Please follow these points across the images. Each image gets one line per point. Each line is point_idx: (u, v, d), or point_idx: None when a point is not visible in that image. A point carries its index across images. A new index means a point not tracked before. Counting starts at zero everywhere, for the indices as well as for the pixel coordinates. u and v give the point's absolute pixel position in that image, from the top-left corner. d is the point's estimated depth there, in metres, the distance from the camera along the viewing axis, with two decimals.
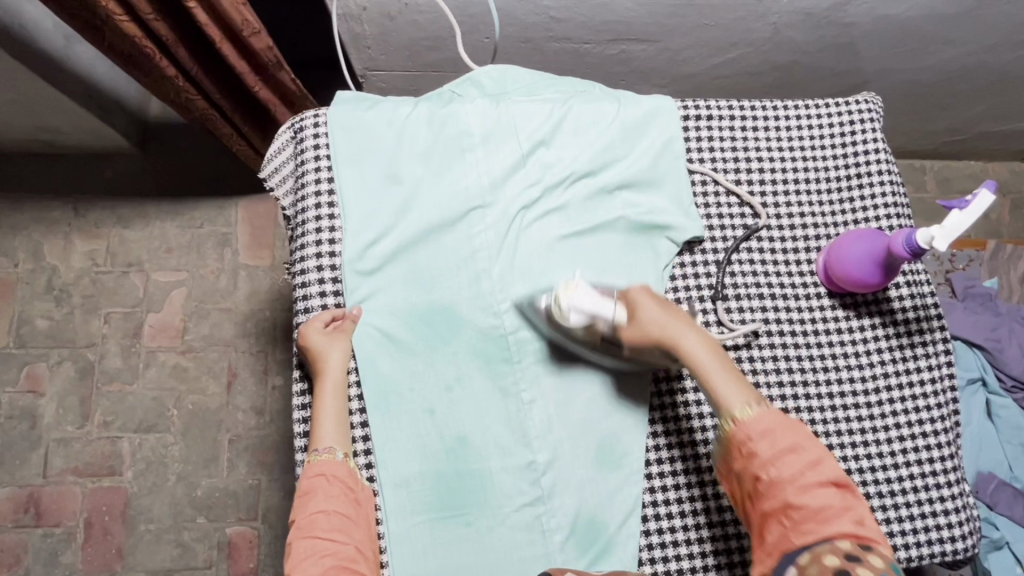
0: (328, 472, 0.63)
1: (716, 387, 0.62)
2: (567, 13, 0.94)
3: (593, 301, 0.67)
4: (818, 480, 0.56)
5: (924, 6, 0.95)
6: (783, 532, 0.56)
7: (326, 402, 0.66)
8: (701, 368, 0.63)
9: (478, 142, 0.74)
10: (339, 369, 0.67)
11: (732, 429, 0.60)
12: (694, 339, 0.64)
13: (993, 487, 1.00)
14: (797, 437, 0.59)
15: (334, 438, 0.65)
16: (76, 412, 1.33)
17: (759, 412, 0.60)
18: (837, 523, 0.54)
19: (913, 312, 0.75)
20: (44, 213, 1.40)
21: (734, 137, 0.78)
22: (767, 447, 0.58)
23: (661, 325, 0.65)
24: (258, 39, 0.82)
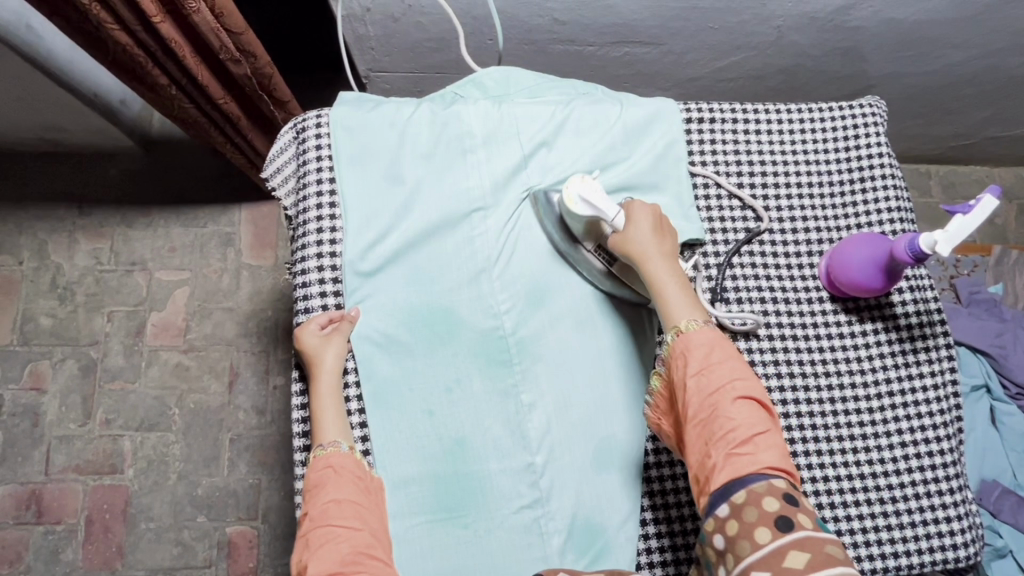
0: (335, 463, 0.61)
1: (667, 300, 0.63)
2: (571, 16, 0.94)
3: (602, 197, 0.67)
4: (750, 403, 0.57)
5: (931, 10, 0.94)
6: (713, 460, 0.56)
7: (325, 398, 0.65)
8: (659, 284, 0.64)
9: (479, 144, 0.74)
10: (336, 367, 0.66)
11: (675, 343, 0.61)
12: (658, 262, 0.65)
13: (997, 495, 0.99)
14: (727, 359, 0.59)
15: (336, 431, 0.64)
16: (78, 410, 1.33)
17: (702, 332, 0.61)
18: (768, 455, 0.55)
19: (916, 317, 0.74)
20: (49, 212, 1.40)
21: (737, 140, 0.78)
22: (704, 366, 0.59)
23: (642, 240, 0.65)
24: (235, 64, 0.82)
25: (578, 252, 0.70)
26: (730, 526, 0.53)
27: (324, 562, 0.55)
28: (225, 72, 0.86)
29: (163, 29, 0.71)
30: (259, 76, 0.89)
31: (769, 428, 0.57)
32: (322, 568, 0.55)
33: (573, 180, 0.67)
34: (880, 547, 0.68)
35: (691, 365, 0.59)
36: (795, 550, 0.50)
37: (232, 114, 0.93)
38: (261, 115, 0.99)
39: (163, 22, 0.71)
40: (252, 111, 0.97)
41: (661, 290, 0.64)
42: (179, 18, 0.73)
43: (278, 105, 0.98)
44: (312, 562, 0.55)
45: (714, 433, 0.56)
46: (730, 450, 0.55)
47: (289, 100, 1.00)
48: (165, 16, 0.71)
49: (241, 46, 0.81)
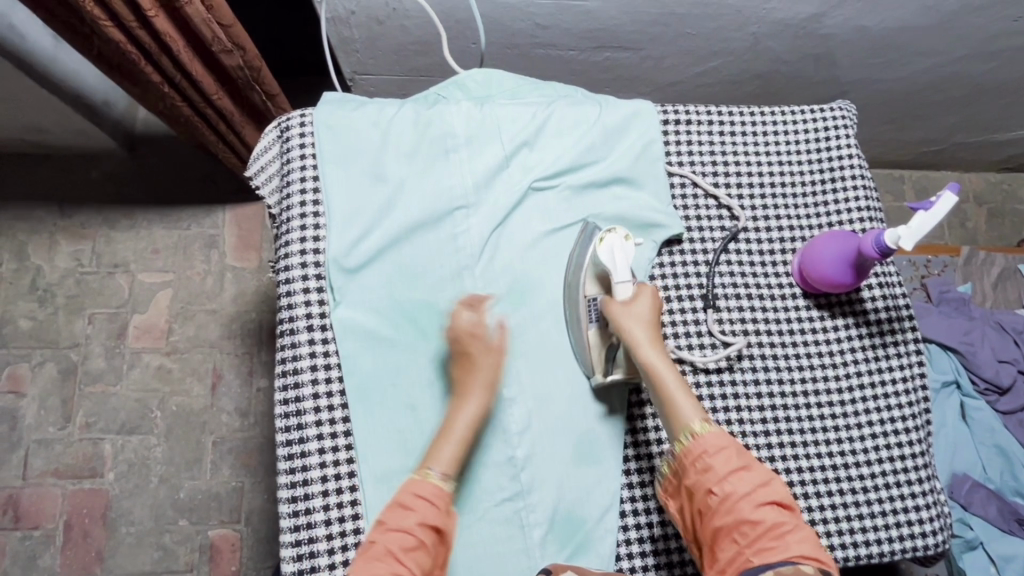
0: (425, 492, 0.60)
1: (675, 400, 0.62)
2: (552, 21, 0.96)
3: (627, 259, 0.69)
4: (771, 501, 0.58)
5: (899, 18, 0.98)
6: (744, 555, 0.56)
7: (457, 420, 0.64)
8: (660, 377, 0.63)
9: (461, 143, 0.75)
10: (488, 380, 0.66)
11: (689, 445, 0.61)
12: (653, 356, 0.64)
13: (967, 488, 1.01)
14: (746, 458, 0.60)
15: (451, 463, 0.62)
16: (57, 413, 1.31)
17: (712, 433, 0.61)
18: (798, 545, 0.56)
19: (885, 313, 0.77)
20: (29, 213, 1.39)
21: (713, 142, 0.80)
22: (726, 470, 0.59)
23: (641, 323, 0.66)
24: (228, 56, 0.83)
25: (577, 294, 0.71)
26: None
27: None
28: (218, 66, 0.86)
29: (157, 21, 0.72)
30: (251, 69, 0.90)
31: (795, 524, 0.57)
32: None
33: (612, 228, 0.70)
34: (852, 535, 0.70)
35: (713, 468, 0.59)
36: None
37: (225, 109, 0.94)
38: (255, 109, 1.01)
39: (157, 16, 0.71)
40: (245, 105, 0.98)
41: (664, 384, 0.63)
42: (171, 12, 0.74)
43: (271, 98, 0.99)
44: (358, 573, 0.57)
45: (742, 534, 0.57)
46: (759, 548, 0.56)
47: (278, 92, 1.01)
48: (159, 10, 0.71)
49: (233, 38, 0.81)
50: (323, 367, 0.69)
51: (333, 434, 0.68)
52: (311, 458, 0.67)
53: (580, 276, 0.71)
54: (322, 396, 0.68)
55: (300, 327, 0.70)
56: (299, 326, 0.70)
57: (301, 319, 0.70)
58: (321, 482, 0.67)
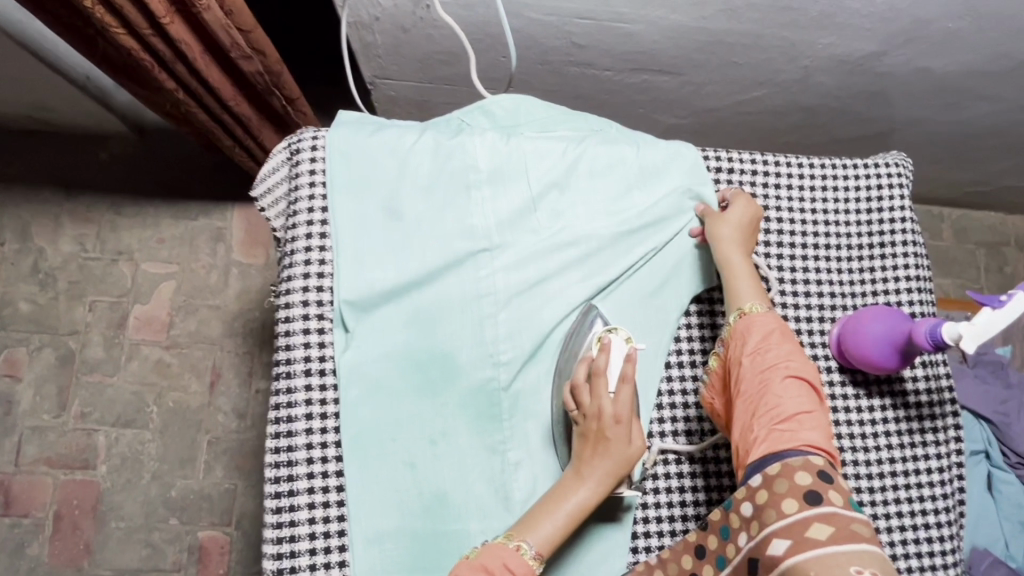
0: (513, 566, 0.54)
1: (737, 283, 0.65)
2: (589, 40, 0.89)
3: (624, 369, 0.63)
4: (799, 389, 0.58)
5: (967, 63, 0.90)
6: (757, 433, 0.58)
7: (571, 496, 0.58)
8: (731, 267, 0.66)
9: (483, 179, 0.70)
10: (605, 477, 0.59)
11: (735, 324, 0.63)
12: (732, 249, 0.66)
13: (987, 564, 0.95)
14: (786, 345, 0.61)
15: (545, 546, 0.56)
16: (53, 400, 1.29)
17: (763, 318, 0.63)
18: (809, 434, 0.56)
19: (926, 395, 0.72)
20: (34, 192, 1.35)
21: (755, 194, 0.75)
22: (759, 349, 0.61)
23: (732, 221, 0.68)
24: (248, 63, 0.78)
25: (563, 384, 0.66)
26: (760, 495, 0.55)
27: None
28: (238, 73, 0.81)
29: (172, 29, 0.67)
30: (271, 74, 0.85)
31: (815, 411, 0.58)
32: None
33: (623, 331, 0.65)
34: None
35: (747, 345, 0.61)
36: (818, 524, 0.51)
37: (243, 114, 0.89)
38: (275, 115, 0.95)
39: (173, 23, 0.66)
40: (265, 110, 0.93)
41: (730, 269, 0.66)
42: (188, 18, 0.69)
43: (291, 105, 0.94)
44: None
45: (760, 411, 0.58)
46: (773, 425, 0.57)
47: (298, 96, 0.96)
48: (174, 17, 0.66)
49: (253, 44, 0.76)
50: (319, 417, 0.65)
51: (325, 488, 0.64)
52: (300, 512, 0.63)
53: (571, 363, 0.66)
54: (316, 446, 0.64)
55: (298, 370, 0.65)
56: (296, 369, 0.65)
57: (299, 362, 0.66)
58: (309, 539, 0.63)
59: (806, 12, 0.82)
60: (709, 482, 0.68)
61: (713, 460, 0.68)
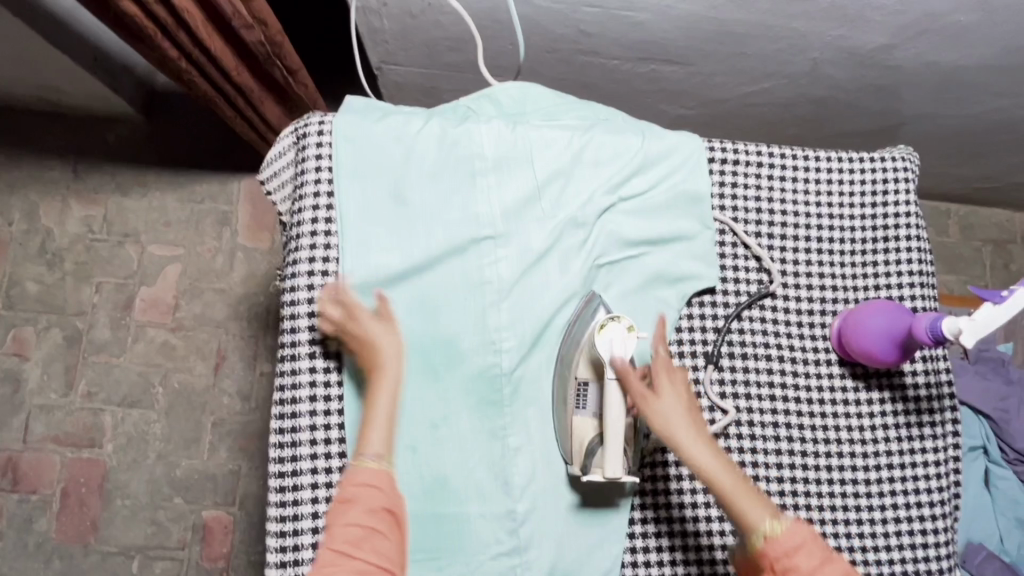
0: (368, 481, 0.57)
1: (736, 504, 0.58)
2: (598, 29, 0.89)
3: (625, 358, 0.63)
4: None
5: (979, 57, 0.89)
6: None
7: (377, 401, 0.61)
8: (709, 476, 0.59)
9: (489, 167, 0.70)
10: (393, 367, 0.62)
11: (763, 548, 0.56)
12: (706, 457, 0.60)
13: (981, 558, 0.96)
14: (825, 554, 0.56)
15: (384, 445, 0.60)
16: (60, 380, 1.31)
17: (788, 530, 0.57)
18: None
19: (926, 390, 0.72)
20: (41, 173, 1.36)
21: (760, 185, 0.75)
22: (809, 566, 0.55)
23: (673, 421, 0.61)
24: (249, 32, 0.78)
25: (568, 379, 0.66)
26: None
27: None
28: (239, 42, 0.81)
29: None
30: (271, 43, 0.84)
31: None
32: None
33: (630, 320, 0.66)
34: None
35: (797, 563, 0.55)
36: None
37: (245, 84, 0.88)
38: (276, 85, 0.95)
39: None
40: (265, 80, 0.92)
41: (711, 480, 0.59)
42: None
43: (291, 74, 0.93)
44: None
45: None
46: None
47: (297, 67, 0.95)
48: None
49: (254, 12, 0.76)
50: (324, 400, 0.66)
51: (327, 469, 0.65)
52: (303, 491, 0.64)
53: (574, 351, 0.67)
54: (319, 429, 0.65)
55: (302, 353, 0.66)
56: (301, 352, 0.66)
57: (304, 345, 0.67)
58: (310, 519, 0.64)
59: (817, 4, 0.81)
60: None
61: None
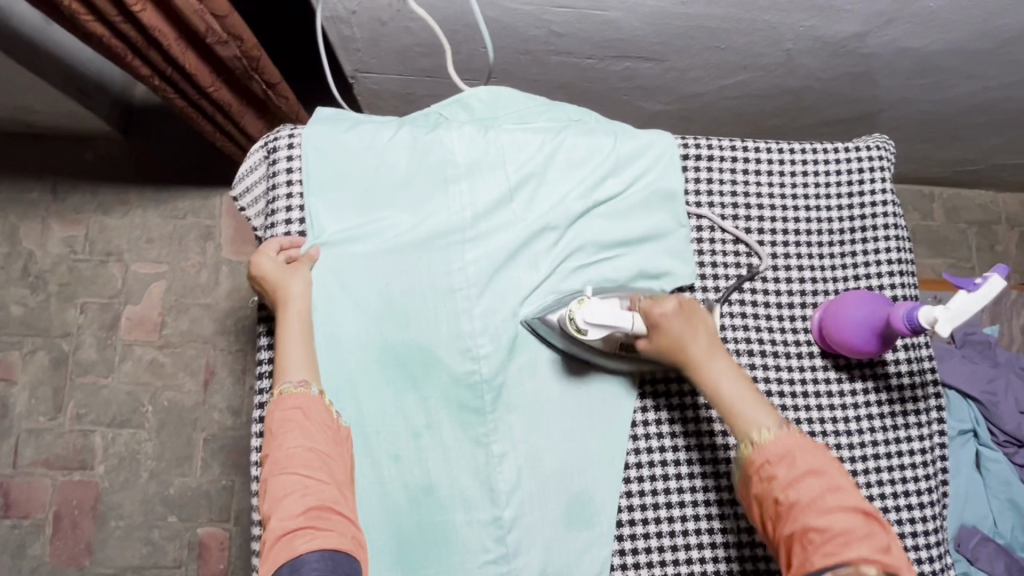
0: (304, 405, 0.59)
1: (734, 413, 0.60)
2: (569, 29, 0.88)
3: (611, 314, 0.63)
4: (845, 506, 0.53)
5: (951, 41, 0.89)
6: (809, 561, 0.51)
7: (293, 326, 0.63)
8: (715, 394, 0.61)
9: (461, 172, 0.69)
10: (302, 297, 0.64)
11: (751, 456, 0.57)
12: (708, 375, 0.62)
13: (975, 542, 0.96)
14: (816, 461, 0.55)
15: (306, 372, 0.62)
16: (49, 403, 1.30)
17: (779, 437, 0.57)
18: (865, 554, 0.50)
19: (909, 378, 0.72)
20: (21, 196, 1.35)
21: (736, 180, 0.74)
22: (794, 477, 0.55)
23: (681, 348, 0.63)
24: (224, 48, 0.76)
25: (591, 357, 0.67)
26: None
27: (287, 517, 0.53)
28: (215, 58, 0.79)
29: (143, 16, 0.66)
30: (250, 60, 0.82)
31: (870, 533, 0.51)
32: (283, 524, 0.53)
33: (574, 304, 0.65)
34: None
35: (781, 474, 0.55)
36: None
37: (224, 100, 0.87)
38: (258, 100, 0.93)
39: (144, 10, 0.65)
40: (246, 96, 0.91)
41: (714, 394, 0.61)
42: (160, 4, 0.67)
43: (272, 87, 0.90)
44: (273, 515, 0.53)
45: (805, 542, 0.52)
46: (827, 551, 0.51)
47: (279, 81, 0.92)
48: (146, 4, 0.65)
49: (229, 29, 0.74)
50: None
51: None
52: None
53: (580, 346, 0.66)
54: None
55: None
56: None
57: None
58: None
59: None
60: (691, 469, 0.69)
61: (695, 448, 0.69)
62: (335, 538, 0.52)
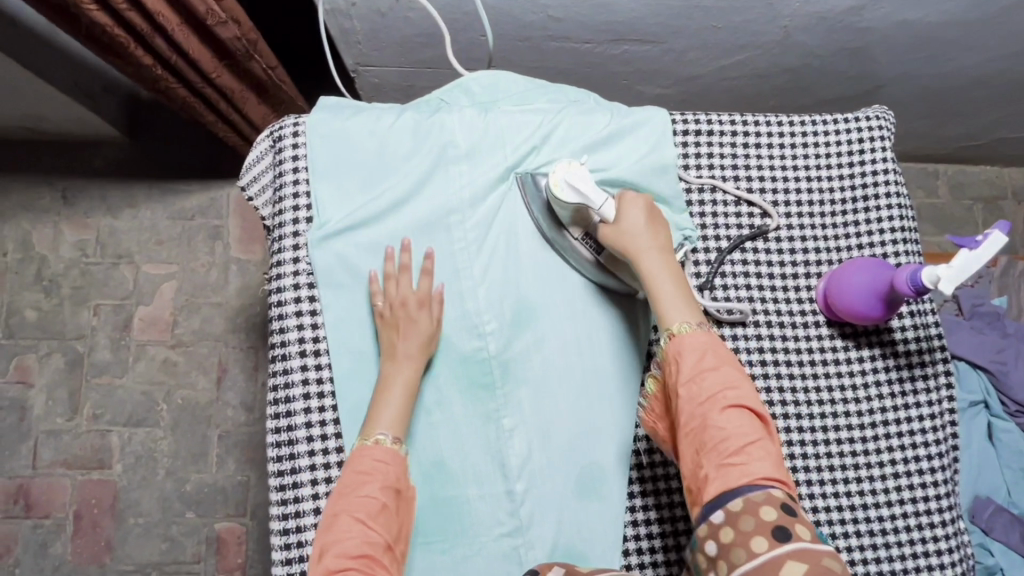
0: (382, 461, 0.59)
1: (661, 300, 0.62)
2: (566, 13, 0.89)
3: (590, 185, 0.65)
4: (739, 411, 0.56)
5: (948, 12, 0.89)
6: (706, 470, 0.55)
7: (395, 381, 0.63)
8: (652, 281, 0.63)
9: (461, 154, 0.70)
10: (414, 357, 0.64)
11: (667, 349, 0.60)
12: (651, 264, 0.63)
13: (990, 512, 0.97)
14: (721, 366, 0.58)
15: (398, 427, 0.62)
16: (66, 404, 1.32)
17: (693, 338, 0.59)
18: (760, 465, 0.53)
19: (916, 344, 0.73)
20: (33, 202, 1.37)
21: (736, 154, 0.75)
22: (697, 379, 0.57)
23: (636, 234, 0.65)
24: (225, 29, 0.78)
25: (564, 240, 0.69)
26: (724, 534, 0.51)
27: (340, 556, 0.53)
28: (216, 43, 0.81)
29: None
30: (248, 41, 0.84)
31: (760, 439, 0.55)
32: (333, 561, 0.53)
33: (560, 166, 0.66)
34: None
35: (684, 375, 0.58)
36: (791, 562, 0.46)
37: (226, 86, 0.89)
38: (259, 84, 0.95)
39: None
40: (247, 81, 0.92)
41: (649, 281, 0.63)
42: None
43: (271, 70, 0.93)
44: (329, 550, 0.54)
45: (705, 447, 0.55)
46: (723, 460, 0.54)
47: (277, 64, 0.95)
48: None
49: (227, 9, 0.77)
50: (316, 397, 0.67)
51: (325, 463, 0.66)
52: (303, 488, 0.66)
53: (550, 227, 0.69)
54: (315, 425, 0.66)
55: (292, 353, 0.67)
56: (292, 352, 0.67)
57: (293, 345, 0.68)
58: (313, 514, 0.65)
59: None
60: None
61: None
62: None
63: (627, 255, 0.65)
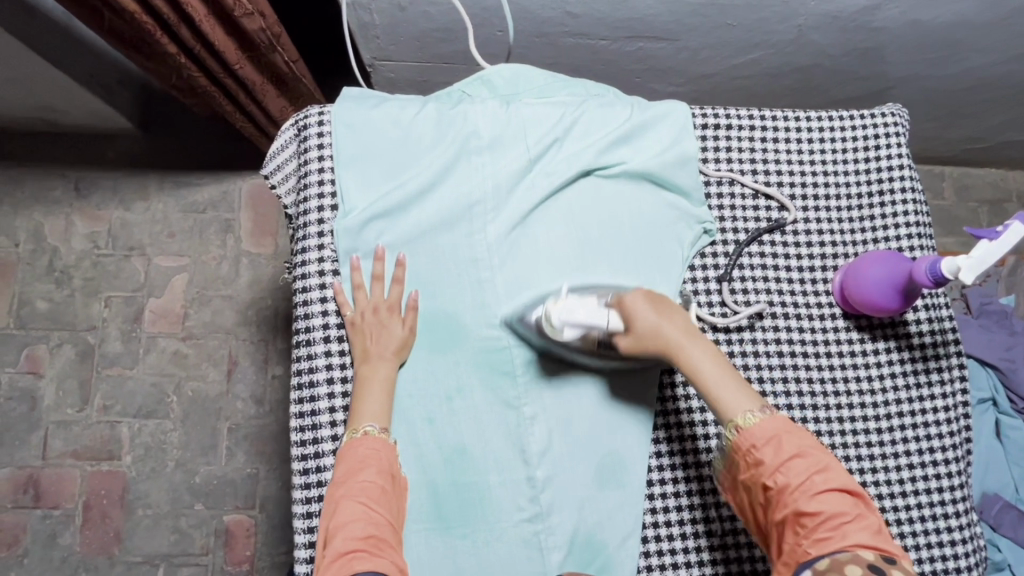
0: (375, 450, 0.60)
1: (716, 393, 0.59)
2: (584, 9, 0.90)
3: (585, 311, 0.63)
4: (829, 487, 0.54)
5: (960, 12, 0.91)
6: (800, 547, 0.53)
7: (376, 377, 0.64)
8: (699, 376, 0.60)
9: (485, 145, 0.71)
10: (389, 352, 0.65)
11: (737, 441, 0.58)
12: (691, 352, 0.60)
13: (998, 508, 0.98)
14: (803, 444, 0.56)
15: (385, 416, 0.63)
16: (76, 395, 1.32)
17: (765, 423, 0.57)
18: (854, 535, 0.52)
19: (931, 337, 0.74)
20: (45, 193, 1.38)
21: (754, 148, 0.76)
22: (780, 460, 0.56)
23: (659, 334, 0.61)
24: (249, 20, 0.79)
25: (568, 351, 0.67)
26: None
27: (348, 538, 0.54)
28: (239, 34, 0.82)
29: None
30: (272, 34, 0.85)
31: (856, 514, 0.53)
32: (344, 544, 0.54)
33: (551, 306, 0.64)
34: None
35: (768, 459, 0.56)
36: None
37: (248, 78, 0.90)
38: (280, 78, 0.95)
39: None
40: (268, 74, 0.93)
41: (695, 376, 0.60)
42: None
43: (293, 64, 0.93)
44: (336, 535, 0.54)
45: (797, 527, 0.54)
46: (816, 536, 0.52)
47: (298, 59, 0.95)
48: None
49: (253, 0, 0.78)
50: (339, 381, 0.67)
51: None
52: (327, 473, 0.66)
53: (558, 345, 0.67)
54: (338, 410, 0.67)
55: (316, 338, 0.68)
56: (315, 337, 0.68)
57: (318, 330, 0.68)
58: None
59: None
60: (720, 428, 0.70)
61: None
62: (389, 563, 0.53)
63: (661, 354, 0.62)
